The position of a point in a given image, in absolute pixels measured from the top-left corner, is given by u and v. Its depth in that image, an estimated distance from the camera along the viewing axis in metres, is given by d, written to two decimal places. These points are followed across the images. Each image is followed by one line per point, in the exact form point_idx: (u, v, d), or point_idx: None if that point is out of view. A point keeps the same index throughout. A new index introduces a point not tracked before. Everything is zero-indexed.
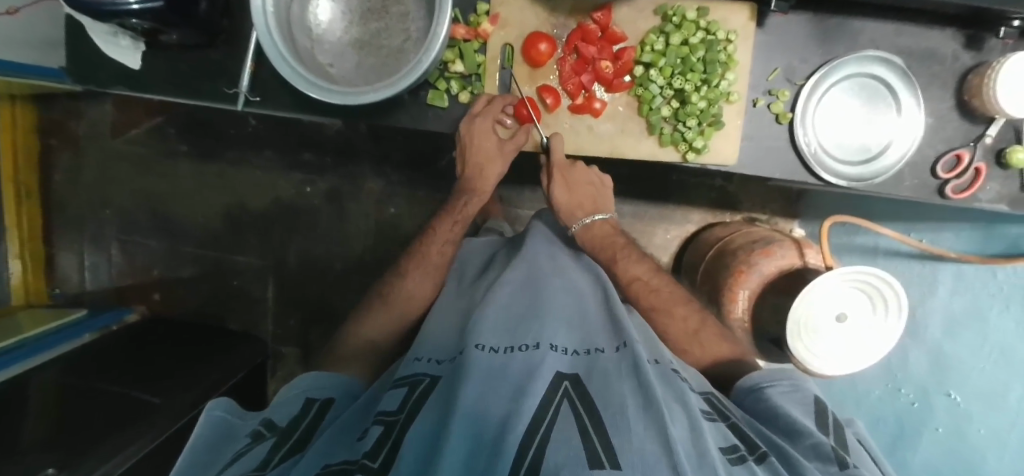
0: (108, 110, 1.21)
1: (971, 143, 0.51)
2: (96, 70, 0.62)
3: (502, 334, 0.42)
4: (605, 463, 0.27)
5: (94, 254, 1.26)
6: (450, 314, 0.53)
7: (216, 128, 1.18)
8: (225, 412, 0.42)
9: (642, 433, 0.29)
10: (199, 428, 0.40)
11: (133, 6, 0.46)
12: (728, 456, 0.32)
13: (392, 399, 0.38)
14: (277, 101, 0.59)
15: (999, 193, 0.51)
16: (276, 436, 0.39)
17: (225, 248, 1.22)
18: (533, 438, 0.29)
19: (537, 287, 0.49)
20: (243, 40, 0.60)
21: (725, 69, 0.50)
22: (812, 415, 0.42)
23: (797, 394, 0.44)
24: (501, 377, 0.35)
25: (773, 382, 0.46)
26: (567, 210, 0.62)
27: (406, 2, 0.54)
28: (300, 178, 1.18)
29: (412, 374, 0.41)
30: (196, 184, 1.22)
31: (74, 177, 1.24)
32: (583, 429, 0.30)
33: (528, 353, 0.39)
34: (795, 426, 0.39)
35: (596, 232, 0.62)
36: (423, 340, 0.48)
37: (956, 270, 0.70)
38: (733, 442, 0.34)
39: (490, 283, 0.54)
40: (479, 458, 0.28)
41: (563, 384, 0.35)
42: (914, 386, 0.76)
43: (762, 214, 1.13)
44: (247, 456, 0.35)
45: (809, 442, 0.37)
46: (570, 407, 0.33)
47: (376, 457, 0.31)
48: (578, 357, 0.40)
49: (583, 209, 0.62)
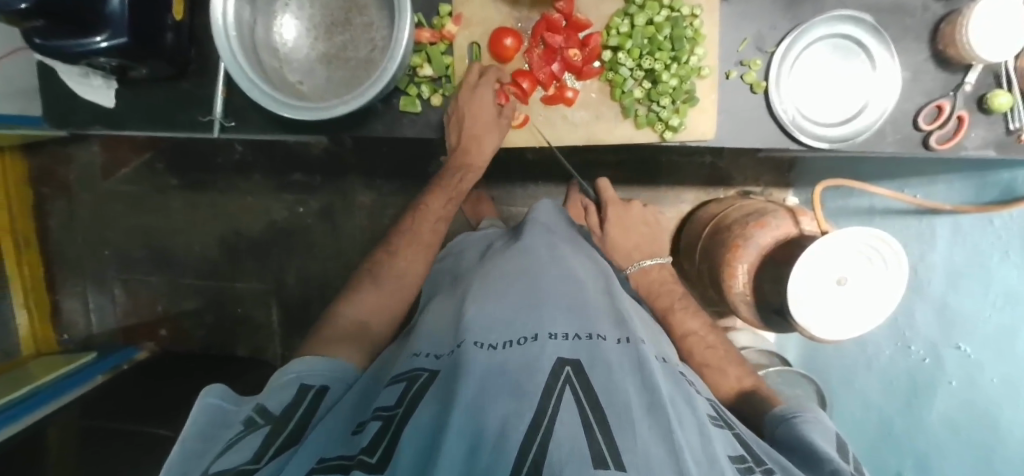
0: (96, 153, 1.22)
1: (951, 92, 0.50)
2: (72, 112, 0.62)
3: (501, 328, 0.41)
4: (609, 465, 0.26)
5: (98, 296, 1.27)
6: (446, 307, 0.52)
7: (203, 158, 1.19)
8: (221, 399, 0.42)
9: (646, 437, 0.29)
10: (194, 414, 0.40)
11: (101, 45, 0.47)
12: (738, 466, 0.32)
13: (390, 394, 0.38)
14: (252, 125, 0.59)
15: (985, 140, 0.51)
16: (271, 424, 0.39)
17: (226, 276, 1.23)
18: (536, 435, 0.28)
19: (534, 276, 0.49)
20: (212, 67, 0.60)
21: (694, 44, 0.49)
22: (837, 448, 0.41)
23: (823, 427, 0.44)
24: (501, 372, 0.35)
25: (801, 413, 0.46)
26: (627, 253, 0.69)
27: (369, 13, 0.54)
28: (291, 199, 1.18)
29: (409, 370, 0.41)
30: (190, 215, 1.22)
31: (70, 222, 1.25)
32: (586, 425, 0.29)
33: (527, 345, 0.38)
34: (814, 453, 0.39)
35: (654, 277, 0.68)
36: (422, 335, 0.47)
37: (954, 222, 0.68)
38: (741, 452, 0.34)
39: (485, 271, 0.53)
40: (480, 458, 0.27)
41: (565, 369, 0.35)
42: (923, 343, 0.72)
43: (756, 186, 1.12)
44: (239, 447, 0.36)
45: (828, 470, 0.37)
46: (572, 395, 0.32)
47: (374, 452, 0.31)
48: (578, 341, 0.39)
49: (640, 252, 0.69)
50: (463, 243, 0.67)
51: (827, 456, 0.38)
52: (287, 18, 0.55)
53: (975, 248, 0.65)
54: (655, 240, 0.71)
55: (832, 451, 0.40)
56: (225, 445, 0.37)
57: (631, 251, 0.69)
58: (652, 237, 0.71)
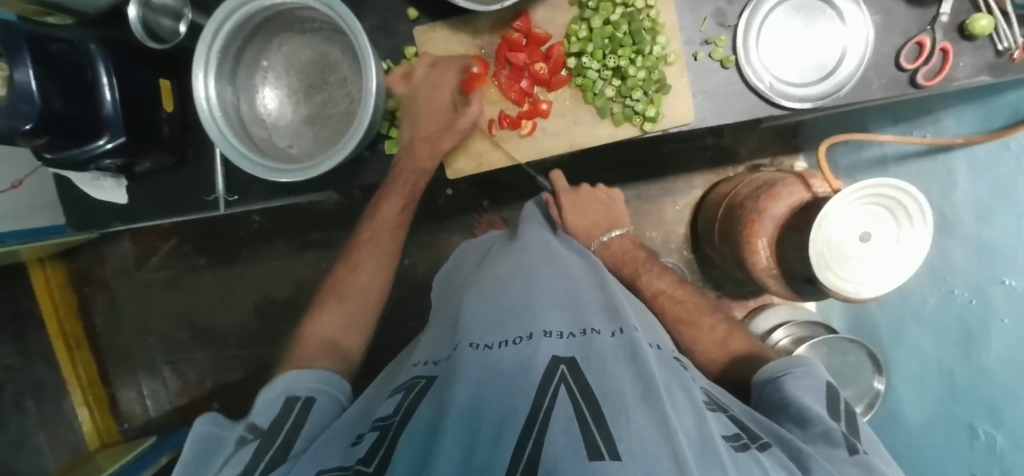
0: (127, 248, 1.29)
1: (929, 27, 0.49)
2: (93, 215, 0.66)
3: (495, 328, 0.40)
4: (604, 454, 0.25)
5: (151, 382, 1.31)
6: (442, 319, 0.52)
7: (226, 234, 1.25)
8: (212, 425, 0.41)
9: (642, 424, 0.27)
10: (189, 444, 0.40)
11: (105, 147, 0.51)
12: (732, 444, 0.31)
13: (389, 405, 0.38)
14: (252, 195, 0.62)
15: (976, 66, 0.48)
16: (260, 438, 0.37)
17: (264, 342, 1.26)
18: (529, 436, 0.27)
19: (528, 274, 0.48)
20: (209, 149, 0.63)
21: (654, 34, 0.50)
22: (826, 405, 0.38)
23: (812, 380, 0.41)
24: (495, 372, 0.34)
25: (788, 370, 0.42)
26: (584, 232, 0.65)
27: (344, 72, 0.57)
28: (313, 257, 1.22)
29: (410, 379, 0.41)
30: (221, 290, 1.28)
31: (112, 316, 1.31)
32: (580, 417, 0.28)
33: (521, 344, 0.37)
34: (803, 412, 0.37)
35: (615, 249, 0.65)
36: (423, 346, 0.48)
37: (969, 154, 0.65)
38: (736, 430, 0.33)
39: (481, 276, 0.52)
40: (477, 456, 0.27)
41: (561, 367, 0.33)
42: (969, 285, 0.66)
43: (765, 158, 1.09)
44: (230, 464, 0.35)
45: (821, 430, 0.35)
46: (566, 391, 0.31)
47: (370, 461, 0.31)
48: (572, 339, 0.38)
49: (599, 228, 0.66)
50: (465, 252, 0.67)
51: (816, 415, 0.36)
52: (269, 92, 0.58)
53: (994, 177, 0.60)
54: (610, 213, 0.69)
55: (821, 409, 0.37)
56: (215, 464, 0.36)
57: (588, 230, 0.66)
58: (605, 209, 0.69)
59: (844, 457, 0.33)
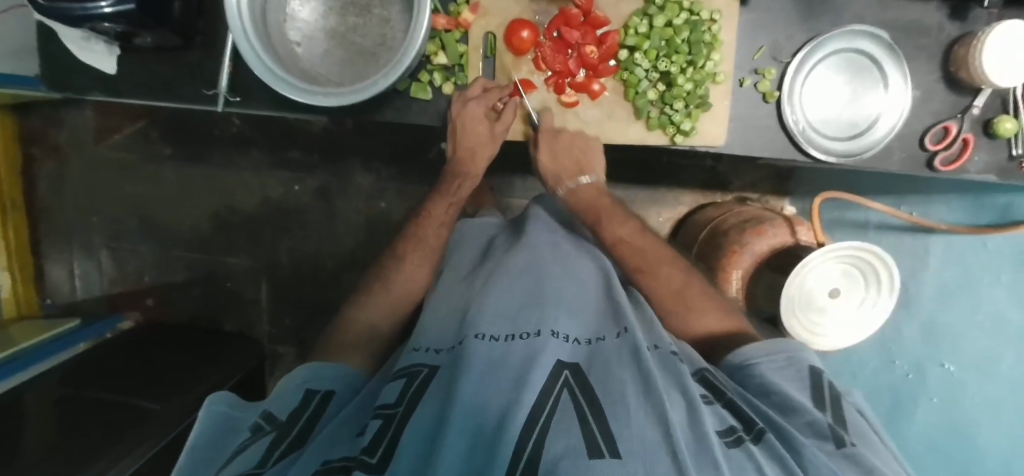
0: (87, 117, 1.18)
1: (958, 115, 0.51)
2: (70, 76, 0.60)
3: (503, 323, 0.41)
4: (604, 452, 0.26)
5: (85, 263, 1.24)
6: (443, 303, 0.51)
7: (200, 129, 1.16)
8: (228, 407, 0.40)
9: (642, 422, 0.29)
10: (199, 425, 0.39)
11: (105, 10, 0.45)
12: (725, 440, 0.31)
13: (391, 391, 0.38)
14: (256, 101, 0.58)
15: (987, 164, 0.51)
16: (276, 431, 0.37)
17: (216, 251, 1.21)
18: (533, 429, 0.29)
19: (538, 272, 0.48)
20: (221, 40, 0.58)
21: (711, 49, 0.50)
22: (807, 393, 0.40)
23: (791, 367, 0.42)
24: (501, 365, 0.35)
25: (762, 355, 0.43)
26: (553, 177, 0.60)
27: (388, 8, 0.53)
28: (288, 177, 1.16)
29: (410, 365, 0.41)
30: (182, 187, 1.20)
31: (56, 185, 1.22)
32: (583, 417, 0.30)
33: (529, 340, 0.37)
34: (789, 403, 0.38)
35: (584, 197, 0.61)
36: (422, 329, 0.47)
37: (946, 241, 0.72)
38: (730, 423, 0.34)
39: (489, 268, 0.52)
40: (480, 453, 0.27)
41: (563, 374, 0.35)
42: (908, 357, 0.77)
43: (753, 193, 1.13)
44: (245, 454, 0.35)
45: (807, 421, 0.36)
46: (571, 398, 0.32)
47: (374, 452, 0.31)
48: (579, 344, 0.39)
49: (569, 174, 0.59)
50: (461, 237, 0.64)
51: (801, 406, 0.37)
52: (302, 7, 0.54)
53: (964, 269, 0.71)
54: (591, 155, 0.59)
55: (804, 399, 0.39)
56: (232, 453, 0.36)
57: (558, 175, 0.60)
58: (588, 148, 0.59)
59: (832, 451, 0.33)
